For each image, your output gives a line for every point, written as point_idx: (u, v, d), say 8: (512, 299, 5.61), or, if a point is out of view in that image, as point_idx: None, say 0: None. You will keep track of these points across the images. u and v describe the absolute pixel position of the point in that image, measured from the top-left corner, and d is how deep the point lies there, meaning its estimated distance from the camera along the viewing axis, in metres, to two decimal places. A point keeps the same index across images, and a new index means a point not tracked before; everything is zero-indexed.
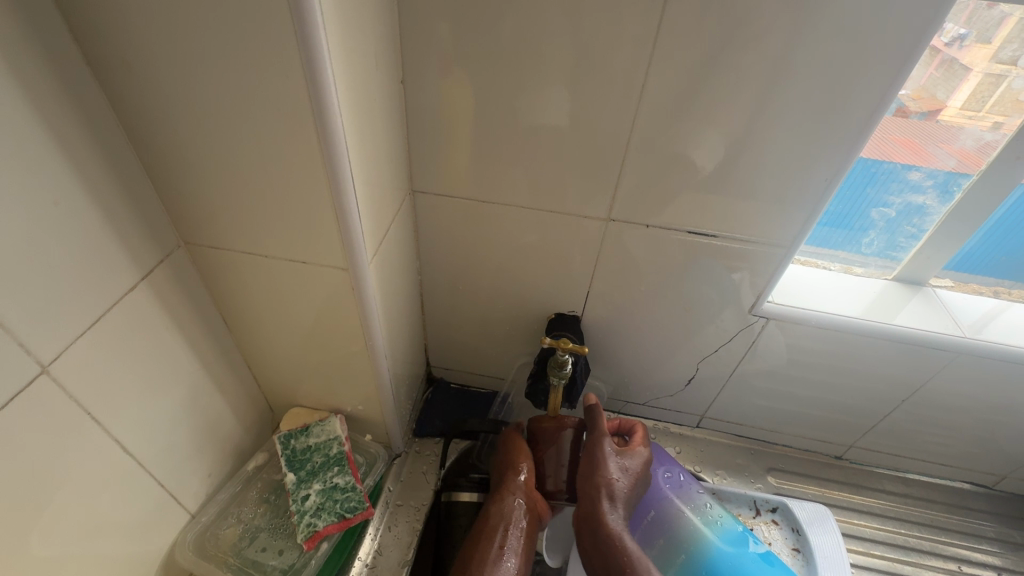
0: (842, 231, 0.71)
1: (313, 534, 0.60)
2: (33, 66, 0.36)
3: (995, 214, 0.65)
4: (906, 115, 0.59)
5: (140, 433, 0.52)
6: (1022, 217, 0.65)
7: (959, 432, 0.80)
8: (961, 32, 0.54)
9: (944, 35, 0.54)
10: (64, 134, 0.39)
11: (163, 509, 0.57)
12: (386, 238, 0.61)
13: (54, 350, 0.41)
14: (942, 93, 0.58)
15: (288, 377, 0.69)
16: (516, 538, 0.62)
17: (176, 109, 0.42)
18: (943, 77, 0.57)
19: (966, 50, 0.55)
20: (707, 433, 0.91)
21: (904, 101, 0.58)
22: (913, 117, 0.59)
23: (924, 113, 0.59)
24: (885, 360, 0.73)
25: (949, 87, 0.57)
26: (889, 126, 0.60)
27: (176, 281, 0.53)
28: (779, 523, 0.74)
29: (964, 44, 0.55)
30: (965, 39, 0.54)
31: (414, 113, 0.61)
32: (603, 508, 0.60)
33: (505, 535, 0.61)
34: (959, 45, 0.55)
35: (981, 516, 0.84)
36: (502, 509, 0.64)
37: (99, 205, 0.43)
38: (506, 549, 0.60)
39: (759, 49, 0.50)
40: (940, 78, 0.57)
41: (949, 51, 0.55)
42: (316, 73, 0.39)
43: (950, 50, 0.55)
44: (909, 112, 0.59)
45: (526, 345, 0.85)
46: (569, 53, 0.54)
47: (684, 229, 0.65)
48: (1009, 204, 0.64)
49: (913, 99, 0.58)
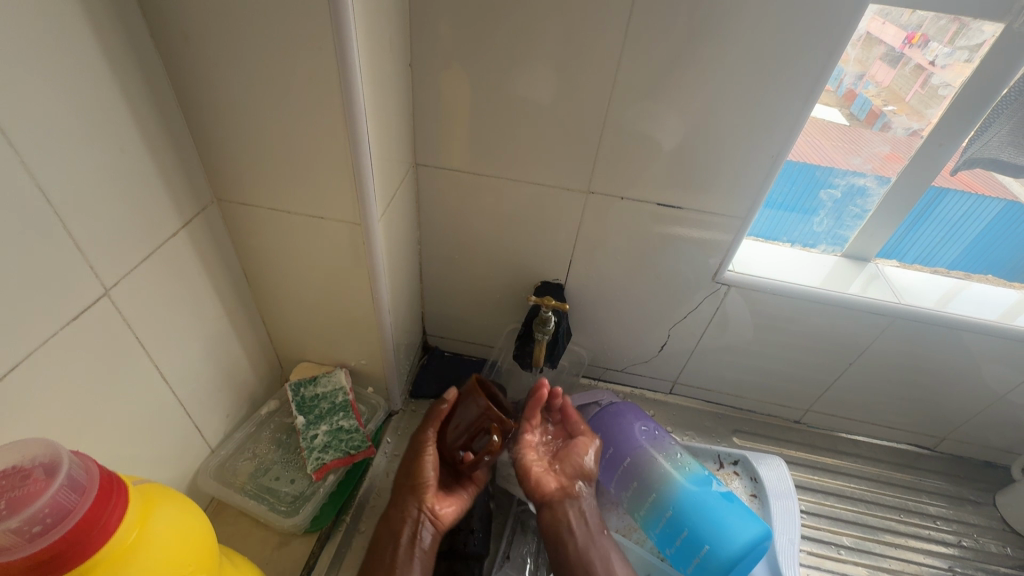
0: (795, 213, 0.81)
1: (321, 466, 0.68)
2: (107, 33, 0.44)
3: (978, 229, 0.78)
4: (892, 129, 0.71)
5: (174, 365, 0.59)
6: (996, 234, 0.78)
7: (902, 395, 0.89)
8: (946, 50, 0.64)
9: (928, 54, 0.65)
10: (129, 93, 0.47)
11: (189, 436, 0.64)
12: (393, 203, 0.69)
13: (115, 277, 0.49)
14: (924, 108, 0.68)
15: (298, 332, 0.76)
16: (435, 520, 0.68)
17: (221, 77, 0.50)
18: (930, 94, 0.67)
19: (949, 69, 0.64)
20: (680, 399, 0.99)
21: (889, 115, 0.70)
22: (899, 131, 0.70)
23: (911, 128, 0.69)
24: (834, 328, 0.82)
25: (933, 104, 0.67)
26: (876, 143, 0.72)
27: (208, 232, 0.61)
28: (739, 474, 0.82)
29: (949, 62, 0.64)
30: (950, 58, 0.64)
31: (418, 93, 0.69)
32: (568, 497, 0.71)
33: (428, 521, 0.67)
34: (943, 64, 0.64)
35: (923, 473, 0.94)
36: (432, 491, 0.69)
37: (152, 157, 0.51)
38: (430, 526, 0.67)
39: (719, 40, 0.59)
40: (926, 94, 0.67)
41: (935, 69, 0.65)
42: (345, 48, 0.47)
43: (934, 69, 0.65)
44: (896, 126, 0.70)
45: (515, 314, 0.92)
46: (556, 40, 0.62)
47: (655, 203, 0.74)
48: (990, 221, 0.77)
49: (897, 114, 0.69)
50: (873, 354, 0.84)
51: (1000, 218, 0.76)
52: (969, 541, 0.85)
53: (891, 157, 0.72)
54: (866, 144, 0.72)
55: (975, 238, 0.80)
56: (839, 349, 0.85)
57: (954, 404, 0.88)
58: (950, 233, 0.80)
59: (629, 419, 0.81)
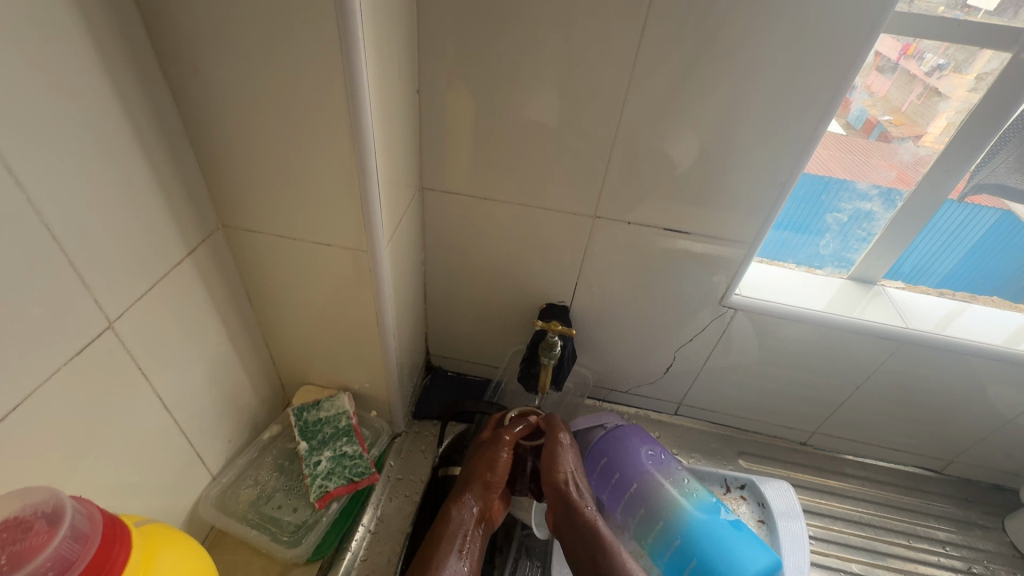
0: (801, 235, 0.81)
1: (324, 494, 0.67)
2: (117, 66, 0.44)
3: (973, 240, 0.77)
4: (889, 140, 0.69)
5: (177, 393, 0.59)
6: (993, 245, 0.77)
7: (911, 418, 0.88)
8: (940, 62, 0.63)
9: (924, 64, 0.64)
10: (137, 124, 0.47)
11: (190, 464, 0.63)
12: (399, 227, 0.68)
13: (119, 309, 0.48)
14: (921, 121, 0.67)
15: (301, 356, 0.75)
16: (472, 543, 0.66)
17: (229, 107, 0.50)
18: (925, 104, 0.66)
19: (946, 80, 0.64)
20: (684, 420, 0.99)
21: (886, 125, 0.68)
22: (895, 141, 0.69)
23: (906, 138, 0.69)
24: (841, 352, 0.82)
25: (929, 115, 0.66)
26: (872, 150, 0.70)
27: (213, 259, 0.60)
28: (747, 498, 0.81)
29: (943, 73, 0.64)
30: (944, 69, 0.64)
31: (425, 118, 0.69)
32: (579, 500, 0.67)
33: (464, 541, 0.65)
34: (938, 74, 0.64)
35: (932, 497, 0.93)
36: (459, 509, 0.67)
37: (159, 188, 0.51)
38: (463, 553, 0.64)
39: (726, 68, 0.59)
40: (921, 105, 0.66)
41: (929, 80, 0.65)
42: (355, 81, 0.47)
43: (930, 79, 0.65)
44: (892, 135, 0.69)
45: (519, 335, 0.92)
46: (563, 67, 0.62)
47: (662, 228, 0.74)
48: (985, 231, 0.75)
49: (895, 125, 0.68)
50: (891, 367, 0.82)
51: (996, 227, 0.75)
52: (979, 567, 0.84)
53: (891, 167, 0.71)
54: (868, 153, 0.71)
55: (972, 247, 0.78)
56: (846, 372, 0.84)
57: (962, 427, 0.88)
58: (947, 243, 0.78)
59: (634, 442, 0.80)
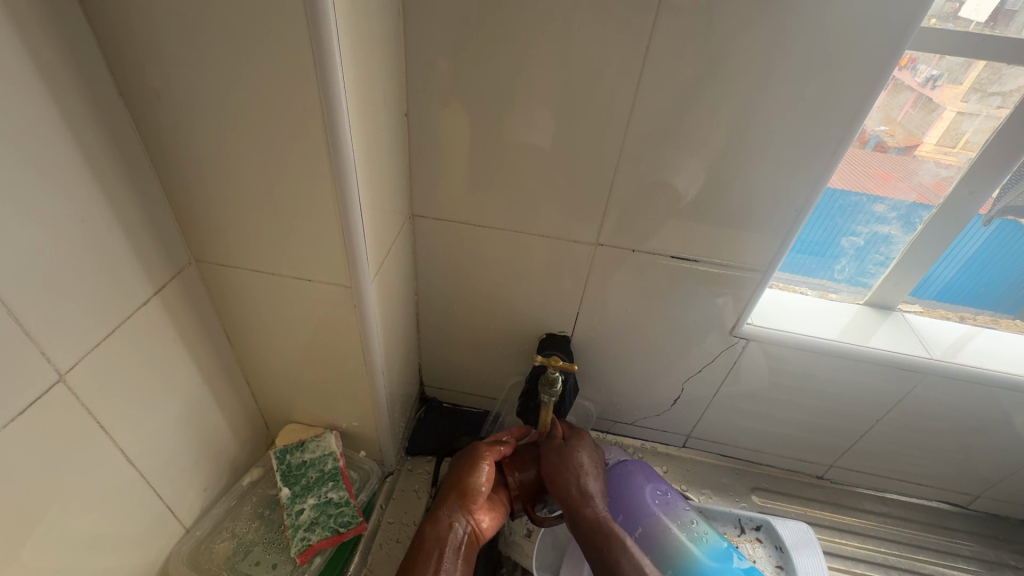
0: (815, 258, 0.76)
1: (306, 548, 0.63)
2: (71, 96, 0.40)
3: (973, 249, 0.72)
4: (885, 150, 0.65)
5: (144, 444, 0.54)
6: (995, 252, 0.72)
7: (933, 452, 0.84)
8: (933, 73, 0.60)
9: (918, 75, 0.60)
10: (95, 158, 0.43)
11: (159, 519, 0.58)
12: (388, 257, 0.64)
13: (72, 359, 0.44)
14: (918, 131, 0.64)
15: (284, 393, 0.71)
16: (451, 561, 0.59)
17: (198, 137, 0.46)
18: (920, 114, 0.63)
19: (939, 90, 0.61)
20: (693, 453, 0.94)
21: (882, 136, 0.64)
22: (891, 151, 0.65)
23: (902, 148, 0.65)
24: (859, 384, 0.77)
25: (923, 124, 0.63)
26: (868, 160, 0.66)
27: (185, 297, 0.56)
28: (763, 540, 0.75)
29: (937, 84, 0.61)
30: (937, 80, 0.60)
31: (415, 143, 0.66)
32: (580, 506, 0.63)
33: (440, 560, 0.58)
34: (932, 85, 0.61)
35: (957, 535, 0.88)
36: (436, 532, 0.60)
37: (120, 224, 0.46)
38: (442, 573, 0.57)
39: (733, 89, 0.56)
40: (917, 116, 0.63)
41: (923, 91, 0.61)
42: (333, 110, 0.43)
43: (925, 89, 0.61)
44: (888, 146, 0.65)
45: (518, 365, 0.87)
46: (560, 89, 0.59)
47: (668, 254, 0.70)
48: (987, 236, 0.70)
49: (890, 135, 0.64)
50: (917, 398, 0.77)
51: (994, 237, 0.70)
52: None
53: (883, 175, 0.67)
54: (864, 164, 0.66)
55: (972, 257, 0.73)
56: (864, 403, 0.80)
57: (989, 462, 0.83)
58: (947, 254, 0.73)
59: (640, 480, 0.74)
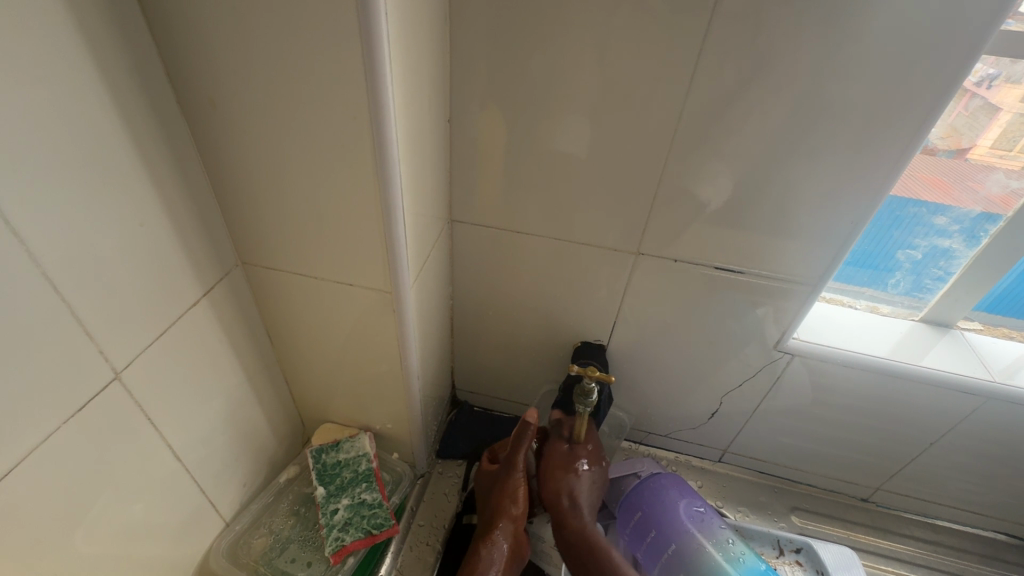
0: (868, 272, 0.73)
1: (340, 548, 0.63)
2: (131, 104, 0.41)
3: None
4: (934, 153, 0.61)
5: (189, 440, 0.56)
6: None
7: (993, 479, 0.79)
8: (990, 72, 0.55)
9: (972, 75, 0.55)
10: (151, 163, 0.44)
11: (202, 512, 0.60)
12: (427, 262, 0.65)
13: (126, 357, 0.46)
14: (970, 134, 0.59)
15: (322, 393, 0.72)
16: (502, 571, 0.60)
17: (247, 144, 0.47)
18: (975, 116, 0.58)
19: (995, 89, 0.57)
20: (729, 468, 0.91)
21: (932, 139, 0.60)
22: (940, 154, 0.61)
23: (952, 151, 0.61)
24: (912, 406, 0.73)
25: (979, 127, 0.59)
26: (915, 164, 0.62)
27: (230, 298, 0.57)
28: (803, 564, 0.73)
29: (993, 83, 0.56)
30: (994, 79, 0.56)
31: (456, 147, 0.65)
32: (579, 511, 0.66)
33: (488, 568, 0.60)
34: (988, 85, 0.56)
35: (1015, 569, 0.83)
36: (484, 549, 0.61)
37: (174, 228, 0.48)
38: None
39: (788, 93, 0.53)
40: (969, 117, 0.58)
41: (977, 91, 0.57)
42: (379, 117, 0.43)
43: (979, 89, 0.57)
44: (937, 149, 0.61)
45: (550, 372, 0.86)
46: (606, 93, 0.57)
47: (713, 266, 0.68)
48: None
49: (941, 138, 0.60)
50: (975, 422, 0.73)
51: None
52: None
53: (935, 183, 0.63)
54: (910, 169, 0.62)
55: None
56: (917, 426, 0.76)
57: None
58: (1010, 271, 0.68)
59: (673, 495, 0.72)
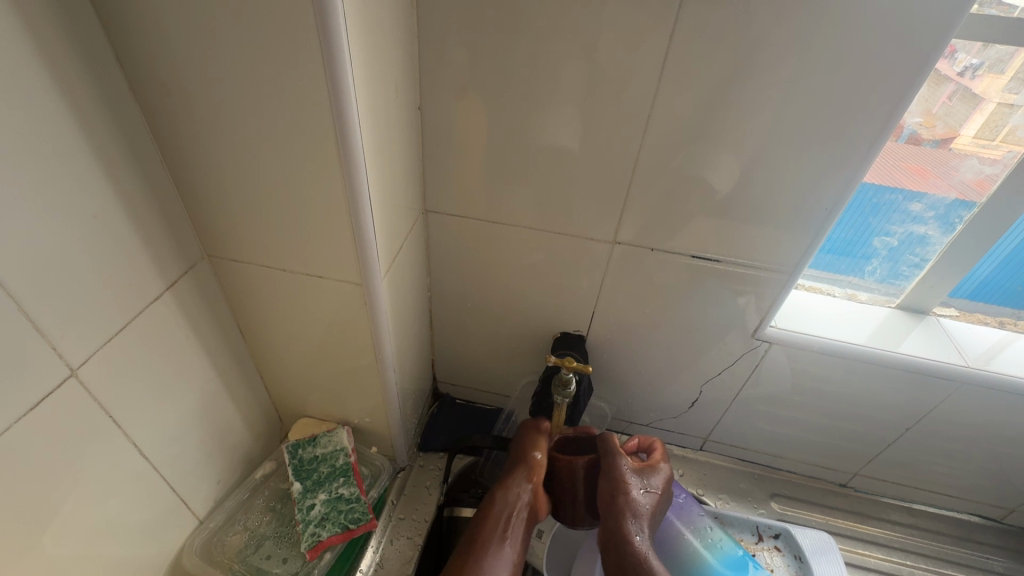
0: (846, 259, 0.73)
1: (316, 544, 0.62)
2: (81, 90, 0.40)
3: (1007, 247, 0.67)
4: (918, 143, 0.61)
5: (158, 437, 0.54)
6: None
7: (967, 463, 0.80)
8: (974, 62, 0.55)
9: (956, 64, 0.56)
10: (106, 153, 0.43)
11: (173, 511, 0.59)
12: (401, 253, 0.64)
13: (84, 354, 0.44)
14: (954, 123, 0.59)
15: (298, 387, 0.71)
16: (511, 546, 0.59)
17: (207, 132, 0.46)
18: (957, 105, 0.59)
19: (979, 80, 0.57)
20: (710, 456, 0.91)
21: (915, 128, 0.60)
22: (925, 143, 0.61)
23: (937, 141, 0.61)
24: (889, 391, 0.74)
25: (963, 118, 0.59)
26: (901, 153, 0.62)
27: (198, 292, 0.56)
28: (781, 550, 0.73)
29: (977, 73, 0.56)
30: (978, 69, 0.56)
31: (429, 136, 0.64)
32: (628, 527, 0.58)
33: (500, 539, 0.59)
34: (971, 75, 0.56)
35: (989, 550, 0.84)
36: (501, 509, 0.61)
37: (133, 219, 0.46)
38: (502, 556, 0.58)
39: (762, 79, 0.52)
40: (953, 107, 0.59)
41: (961, 80, 0.57)
42: (342, 104, 0.42)
43: (963, 79, 0.57)
44: (922, 139, 0.61)
45: (531, 363, 0.86)
46: (578, 81, 0.56)
47: (690, 254, 0.67)
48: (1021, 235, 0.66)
49: (925, 127, 0.60)
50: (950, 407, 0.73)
51: None
52: None
53: (919, 170, 0.63)
54: (894, 157, 0.62)
55: (1008, 254, 0.68)
56: (893, 411, 0.76)
57: None
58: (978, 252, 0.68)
59: None
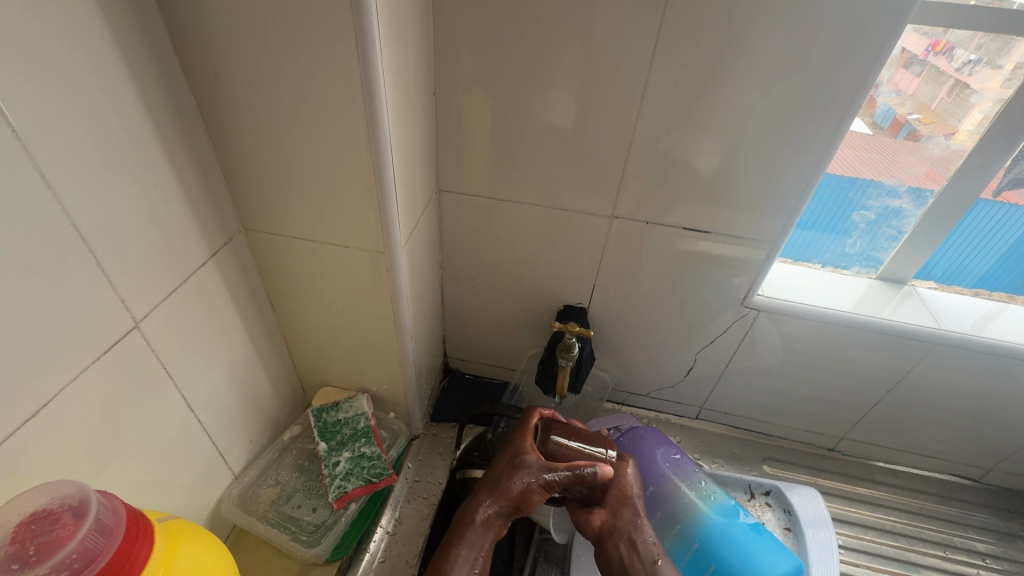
0: (827, 235, 0.78)
1: (343, 495, 0.68)
2: (142, 73, 0.45)
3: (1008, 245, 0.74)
4: (917, 139, 0.68)
5: (200, 392, 0.60)
6: None
7: (946, 425, 0.85)
8: (972, 57, 0.62)
9: (954, 61, 0.63)
10: (161, 129, 0.48)
11: (213, 463, 0.64)
12: (417, 227, 0.69)
13: (144, 308, 0.50)
14: (953, 119, 0.66)
15: (320, 357, 0.76)
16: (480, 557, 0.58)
17: (247, 113, 0.51)
18: (956, 102, 0.65)
19: (980, 75, 0.63)
20: (706, 424, 0.97)
21: (914, 124, 0.67)
22: (924, 139, 0.68)
23: (936, 136, 0.67)
24: (871, 355, 0.79)
25: (960, 113, 0.65)
26: (900, 149, 0.69)
27: (234, 262, 0.61)
28: (772, 505, 0.79)
29: (976, 69, 0.63)
30: (976, 65, 0.63)
31: (441, 119, 0.69)
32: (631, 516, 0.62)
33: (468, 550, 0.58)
34: (969, 70, 0.63)
35: (970, 507, 0.89)
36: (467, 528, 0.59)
37: (183, 191, 0.52)
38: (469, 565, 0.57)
39: (747, 62, 0.58)
40: (952, 103, 0.65)
41: (960, 76, 0.64)
42: (371, 85, 0.47)
43: (962, 76, 0.64)
44: (920, 135, 0.68)
45: (536, 337, 0.91)
46: (580, 66, 0.61)
47: (682, 228, 0.72)
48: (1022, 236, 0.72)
49: (924, 124, 0.67)
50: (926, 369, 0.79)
51: None
52: None
53: (908, 163, 0.69)
54: (894, 153, 0.69)
55: (1007, 250, 0.75)
56: (875, 375, 0.81)
57: (1002, 436, 0.84)
58: (982, 243, 0.75)
59: (650, 445, 0.79)
